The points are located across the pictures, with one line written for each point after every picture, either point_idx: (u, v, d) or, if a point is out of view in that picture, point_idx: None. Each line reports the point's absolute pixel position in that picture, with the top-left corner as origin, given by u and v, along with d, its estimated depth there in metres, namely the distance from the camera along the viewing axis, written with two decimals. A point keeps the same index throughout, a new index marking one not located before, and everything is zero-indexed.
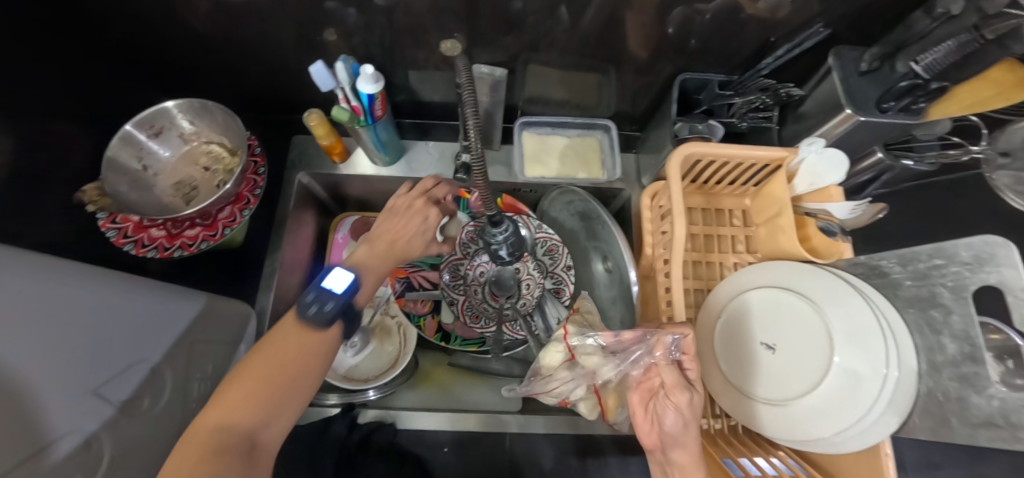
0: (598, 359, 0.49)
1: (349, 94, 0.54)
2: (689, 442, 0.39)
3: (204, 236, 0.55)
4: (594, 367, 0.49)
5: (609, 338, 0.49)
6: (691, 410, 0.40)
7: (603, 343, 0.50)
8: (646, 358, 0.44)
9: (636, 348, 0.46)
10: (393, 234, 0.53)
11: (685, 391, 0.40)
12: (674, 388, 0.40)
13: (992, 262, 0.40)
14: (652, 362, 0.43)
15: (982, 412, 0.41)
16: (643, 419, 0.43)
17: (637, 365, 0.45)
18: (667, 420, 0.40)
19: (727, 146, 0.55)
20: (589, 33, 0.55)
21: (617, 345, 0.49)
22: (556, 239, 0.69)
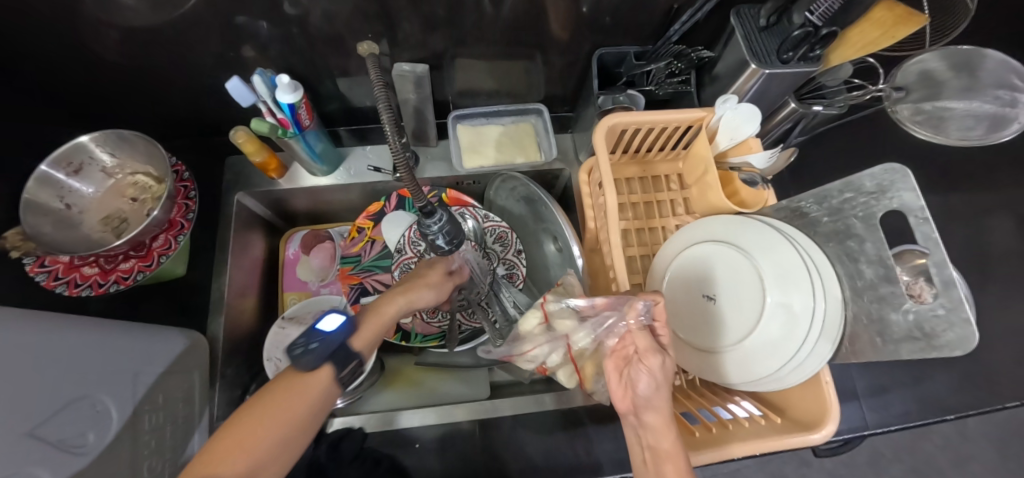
0: (572, 323, 0.48)
1: (271, 106, 0.54)
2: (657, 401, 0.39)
3: (140, 267, 0.54)
4: (568, 331, 0.48)
5: (584, 302, 0.48)
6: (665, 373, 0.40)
7: (578, 307, 0.48)
8: (619, 324, 0.44)
9: (609, 314, 0.45)
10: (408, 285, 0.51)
11: (657, 354, 0.40)
12: (646, 353, 0.40)
13: (893, 189, 0.43)
14: (625, 328, 0.43)
15: (900, 328, 0.43)
16: (617, 386, 0.42)
17: (610, 332, 0.44)
18: (641, 385, 0.39)
19: (647, 112, 0.56)
20: (505, 22, 0.56)
21: (592, 311, 0.48)
22: (504, 227, 0.70)
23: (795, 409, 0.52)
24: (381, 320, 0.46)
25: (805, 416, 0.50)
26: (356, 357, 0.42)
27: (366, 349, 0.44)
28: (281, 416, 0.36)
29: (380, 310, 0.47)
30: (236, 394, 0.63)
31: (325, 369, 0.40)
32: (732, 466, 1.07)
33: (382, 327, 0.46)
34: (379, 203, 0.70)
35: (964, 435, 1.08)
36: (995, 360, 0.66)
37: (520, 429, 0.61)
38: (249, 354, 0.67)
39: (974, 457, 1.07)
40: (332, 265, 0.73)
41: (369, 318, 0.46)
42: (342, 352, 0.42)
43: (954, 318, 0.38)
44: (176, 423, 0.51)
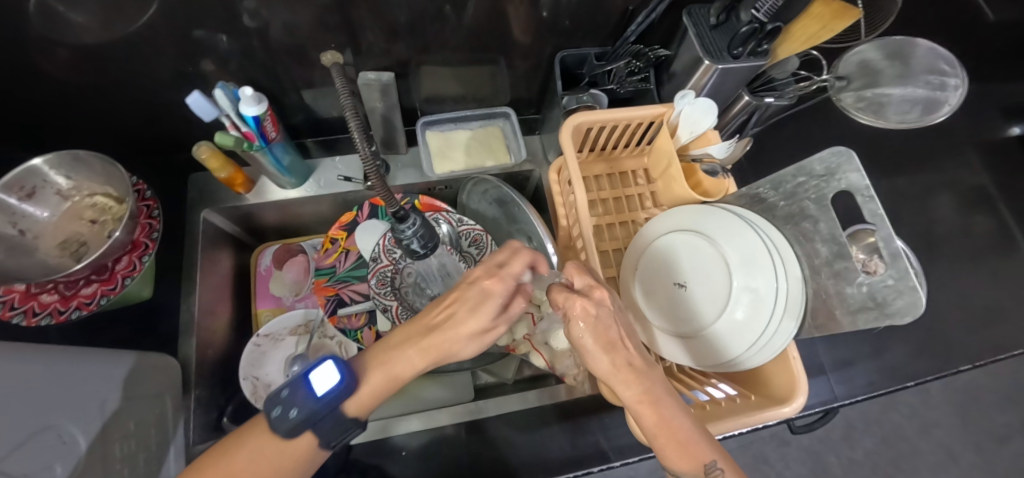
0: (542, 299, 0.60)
1: (235, 120, 0.53)
2: (601, 362, 0.40)
3: (102, 291, 0.52)
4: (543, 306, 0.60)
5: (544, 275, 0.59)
6: (598, 324, 0.42)
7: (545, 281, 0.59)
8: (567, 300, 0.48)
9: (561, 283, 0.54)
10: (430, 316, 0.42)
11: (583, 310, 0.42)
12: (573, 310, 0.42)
13: (841, 170, 0.46)
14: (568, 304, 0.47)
15: (856, 300, 0.46)
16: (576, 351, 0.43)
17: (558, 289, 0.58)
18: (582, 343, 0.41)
19: (611, 110, 0.58)
20: (468, 28, 0.57)
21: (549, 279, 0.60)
22: (479, 229, 0.69)
23: (768, 386, 0.54)
24: (390, 384, 0.42)
25: (777, 392, 0.52)
26: (348, 428, 0.40)
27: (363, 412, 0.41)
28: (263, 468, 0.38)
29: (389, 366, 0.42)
30: (213, 416, 0.61)
31: (307, 434, 0.39)
32: None
33: (386, 388, 0.41)
34: (352, 213, 0.70)
35: (928, 402, 1.14)
36: (946, 326, 0.71)
37: (505, 427, 0.62)
38: (223, 374, 0.65)
39: (938, 423, 1.13)
40: (306, 278, 0.72)
41: (374, 374, 0.41)
42: (334, 420, 0.39)
43: (903, 287, 0.41)
44: (150, 450, 0.50)
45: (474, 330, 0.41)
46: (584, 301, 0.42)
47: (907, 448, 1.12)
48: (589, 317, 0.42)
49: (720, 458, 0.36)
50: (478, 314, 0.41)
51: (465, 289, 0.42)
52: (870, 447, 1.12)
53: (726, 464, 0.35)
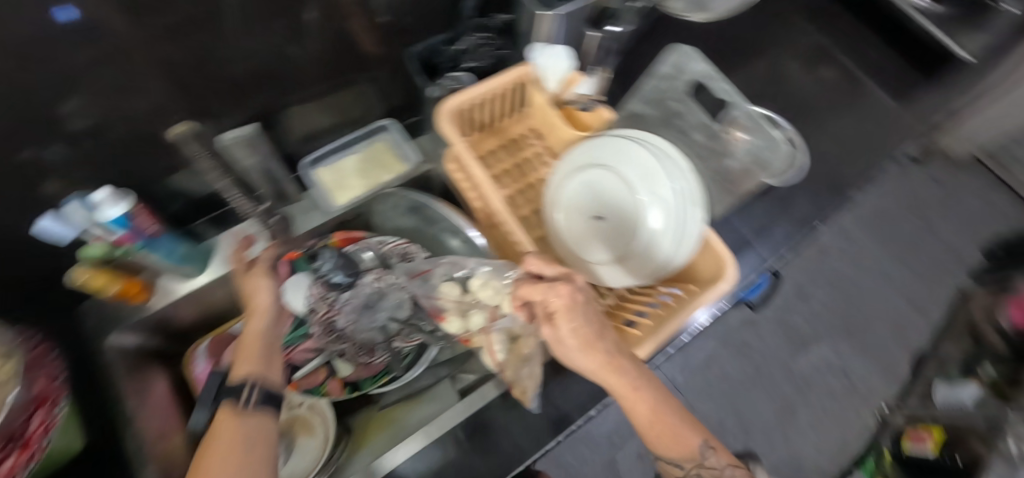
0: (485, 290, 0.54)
1: (102, 229, 0.50)
2: (590, 362, 0.42)
3: (19, 461, 0.45)
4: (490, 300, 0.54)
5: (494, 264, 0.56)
6: (581, 320, 0.43)
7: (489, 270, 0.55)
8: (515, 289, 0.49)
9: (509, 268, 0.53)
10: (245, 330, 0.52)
11: (573, 313, 0.43)
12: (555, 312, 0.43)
13: (684, 67, 0.56)
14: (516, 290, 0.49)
15: (737, 166, 0.54)
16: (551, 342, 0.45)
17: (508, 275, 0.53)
18: (568, 341, 0.42)
19: (476, 86, 0.59)
20: (316, 58, 0.56)
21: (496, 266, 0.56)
22: (404, 242, 0.68)
23: (701, 272, 0.59)
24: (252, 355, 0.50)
25: (710, 275, 0.57)
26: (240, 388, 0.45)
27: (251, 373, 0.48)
28: None
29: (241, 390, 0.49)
30: None
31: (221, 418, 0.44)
32: (698, 353, 1.21)
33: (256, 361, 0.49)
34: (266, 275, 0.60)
35: (857, 244, 1.35)
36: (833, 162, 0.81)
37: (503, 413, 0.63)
38: None
39: (870, 258, 1.34)
40: None
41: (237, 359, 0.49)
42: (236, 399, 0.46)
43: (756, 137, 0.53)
44: None
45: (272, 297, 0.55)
46: (570, 288, 0.43)
47: (842, 286, 1.31)
48: (573, 311, 0.43)
49: (707, 436, 0.43)
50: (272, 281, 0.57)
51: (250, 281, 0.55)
52: (824, 297, 1.29)
53: (709, 442, 0.42)
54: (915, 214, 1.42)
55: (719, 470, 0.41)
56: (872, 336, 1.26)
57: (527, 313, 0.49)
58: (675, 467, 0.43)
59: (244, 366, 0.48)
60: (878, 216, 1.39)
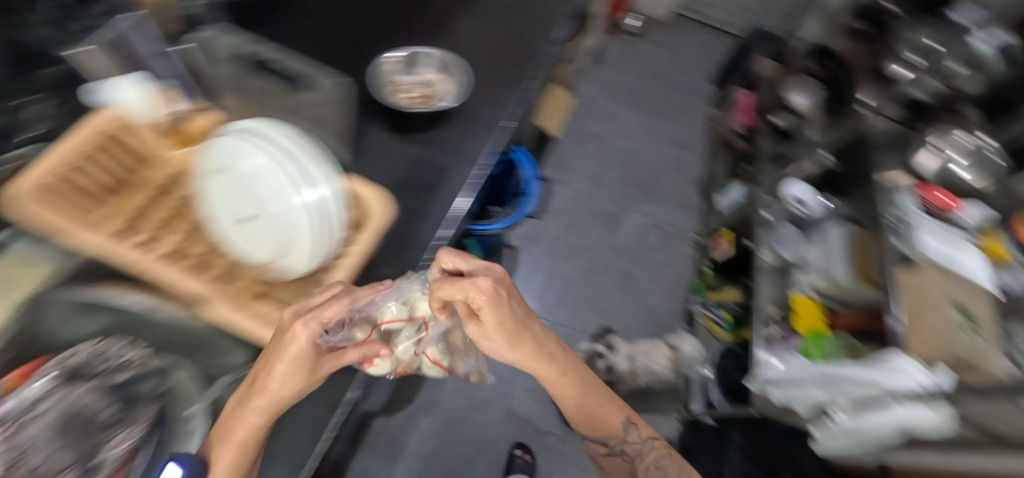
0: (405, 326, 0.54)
1: None
2: (521, 354, 0.53)
3: None
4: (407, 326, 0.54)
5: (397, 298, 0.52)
6: (498, 308, 0.49)
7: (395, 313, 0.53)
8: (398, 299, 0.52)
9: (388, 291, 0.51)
10: (238, 437, 0.42)
11: (507, 311, 0.50)
12: (482, 301, 0.48)
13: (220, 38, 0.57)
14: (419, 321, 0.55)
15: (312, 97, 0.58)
16: (498, 344, 0.52)
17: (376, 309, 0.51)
18: (489, 327, 0.50)
19: (51, 154, 0.42)
20: None
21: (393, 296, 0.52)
22: (87, 345, 0.47)
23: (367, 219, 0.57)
24: (236, 450, 0.43)
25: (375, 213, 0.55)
26: None
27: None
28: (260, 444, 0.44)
29: (229, 437, 0.42)
30: None
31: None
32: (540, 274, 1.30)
33: (240, 457, 0.43)
34: None
35: (618, 122, 1.54)
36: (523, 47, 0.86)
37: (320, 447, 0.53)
38: None
39: (630, 127, 1.55)
40: None
41: (220, 453, 0.42)
42: None
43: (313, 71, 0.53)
44: None
45: (293, 375, 0.42)
46: (484, 282, 0.48)
47: (623, 155, 1.50)
48: (493, 305, 0.48)
49: (630, 416, 0.65)
50: (296, 361, 0.41)
51: (283, 346, 0.41)
52: (614, 175, 1.46)
53: (633, 420, 0.65)
54: (647, 72, 1.67)
55: (637, 441, 0.64)
56: (661, 181, 1.48)
57: (446, 314, 0.52)
58: (618, 455, 0.65)
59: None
60: (622, 93, 1.60)
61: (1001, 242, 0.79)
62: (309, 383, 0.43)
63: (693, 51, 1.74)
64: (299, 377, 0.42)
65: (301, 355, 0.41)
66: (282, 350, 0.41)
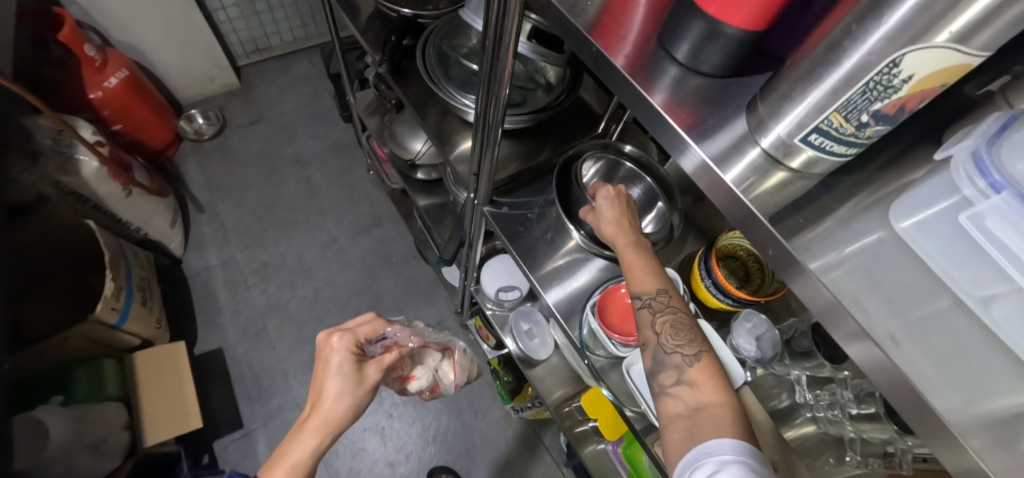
0: (426, 333, 0.72)
1: None
2: (631, 262, 0.50)
3: None
4: (427, 345, 0.72)
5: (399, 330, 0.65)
6: (623, 218, 0.55)
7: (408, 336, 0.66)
8: (387, 336, 0.62)
9: (390, 329, 0.63)
10: (283, 453, 0.52)
11: (614, 205, 0.56)
12: (609, 196, 0.57)
13: None
14: (392, 339, 0.63)
15: None
16: (626, 252, 0.51)
17: (383, 345, 0.62)
18: (603, 224, 0.55)
19: None
20: None
21: (405, 336, 0.65)
22: None
23: None
24: (283, 465, 0.52)
25: None
26: None
27: None
28: None
29: (284, 460, 0.52)
30: None
31: None
32: None
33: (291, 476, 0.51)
34: None
35: (295, 269, 1.22)
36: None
37: None
38: None
39: (311, 261, 1.23)
40: None
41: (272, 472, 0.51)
42: None
43: None
44: None
45: (342, 392, 0.54)
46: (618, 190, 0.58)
47: (325, 297, 1.19)
48: (620, 215, 0.55)
49: (701, 385, 0.39)
50: (338, 369, 0.55)
51: (325, 357, 0.56)
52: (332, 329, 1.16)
53: (709, 385, 0.39)
54: (272, 185, 1.32)
55: (690, 400, 0.38)
56: (385, 289, 1.22)
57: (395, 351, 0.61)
58: (642, 310, 0.46)
59: None
60: (264, 234, 1.25)
61: (702, 282, 0.60)
62: (359, 404, 0.56)
63: (295, 120, 1.42)
64: (346, 393, 0.54)
65: (342, 361, 0.55)
66: (331, 365, 0.55)
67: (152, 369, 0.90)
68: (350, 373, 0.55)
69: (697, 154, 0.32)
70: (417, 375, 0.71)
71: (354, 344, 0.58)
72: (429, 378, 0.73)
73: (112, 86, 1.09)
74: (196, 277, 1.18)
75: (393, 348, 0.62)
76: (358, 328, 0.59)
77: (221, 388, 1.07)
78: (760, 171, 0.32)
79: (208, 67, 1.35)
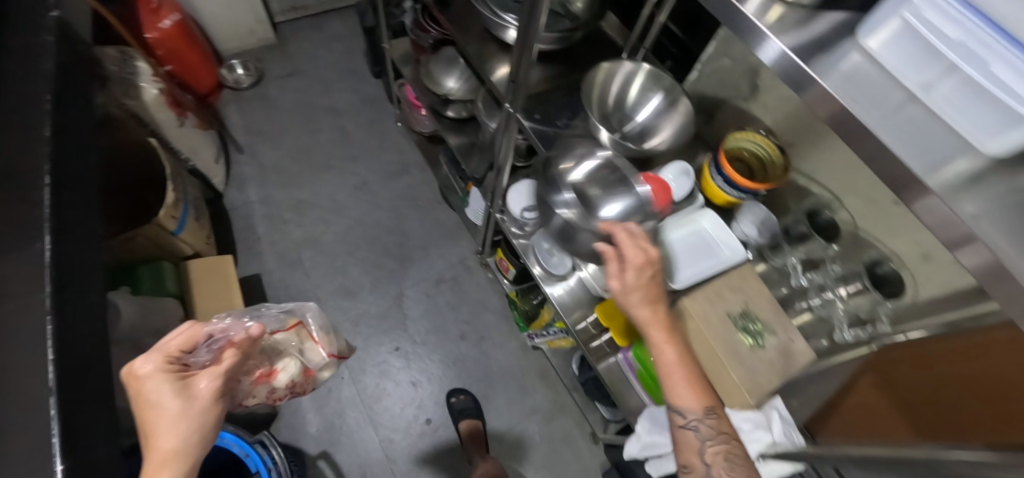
0: (226, 325, 0.64)
1: None
2: (663, 349, 0.56)
3: None
4: (227, 343, 0.59)
5: (219, 331, 0.60)
6: (649, 288, 0.57)
7: (229, 328, 0.62)
8: (214, 340, 0.58)
9: (209, 341, 0.58)
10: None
11: (638, 273, 0.57)
12: (636, 257, 0.57)
13: None
14: (217, 339, 0.58)
15: None
16: (655, 334, 0.57)
17: (213, 348, 0.57)
18: (631, 296, 0.57)
19: None
20: None
21: (215, 340, 0.58)
22: None
23: None
24: None
25: None
26: None
27: None
28: None
29: None
30: None
31: None
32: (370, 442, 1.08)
33: None
34: None
35: (327, 207, 1.30)
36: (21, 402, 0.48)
37: None
38: None
39: (342, 201, 1.31)
40: None
41: None
42: None
43: None
44: None
45: (184, 408, 0.43)
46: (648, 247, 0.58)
47: (356, 233, 1.27)
48: (648, 290, 0.57)
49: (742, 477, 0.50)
50: (164, 388, 0.43)
51: (140, 383, 0.44)
52: (361, 261, 1.24)
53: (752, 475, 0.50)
54: (307, 131, 1.40)
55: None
56: (411, 229, 1.30)
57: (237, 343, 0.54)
58: (687, 430, 0.54)
59: None
60: (299, 175, 1.34)
61: (712, 179, 0.68)
62: (205, 423, 0.44)
63: (327, 75, 1.50)
64: (178, 418, 0.42)
65: (161, 375, 0.44)
66: (146, 398, 0.43)
67: (203, 277, 0.99)
68: (193, 382, 0.45)
69: (773, 44, 0.38)
70: (275, 374, 0.68)
71: (172, 354, 0.48)
72: (293, 369, 0.69)
73: (165, 28, 1.17)
74: (237, 210, 1.27)
75: (224, 349, 0.54)
76: (165, 341, 0.50)
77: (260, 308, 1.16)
78: (764, 7, 0.43)
79: (250, 21, 1.44)
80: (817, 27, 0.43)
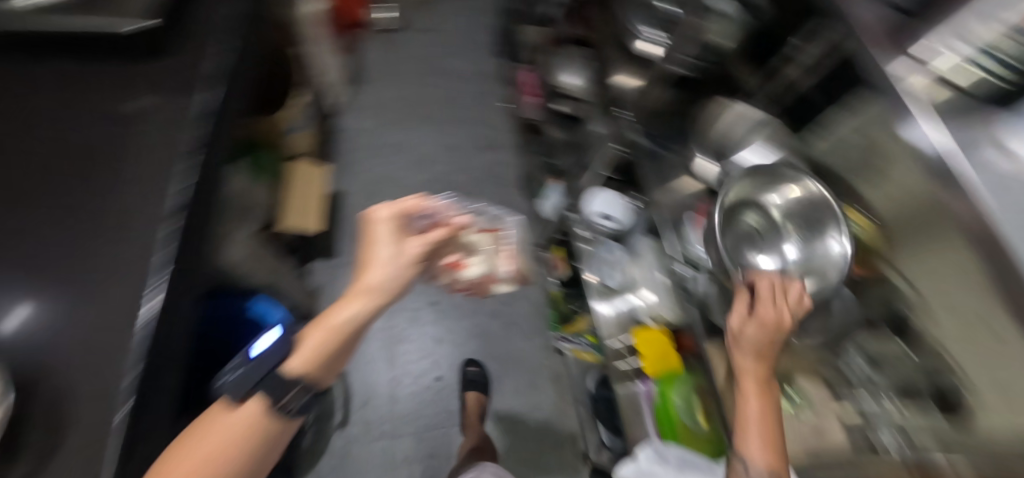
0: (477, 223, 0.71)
1: None
2: (753, 398, 0.60)
3: None
4: (479, 248, 0.70)
5: (434, 207, 0.61)
6: (767, 348, 0.62)
7: (443, 209, 0.63)
8: (432, 213, 0.61)
9: (431, 210, 0.61)
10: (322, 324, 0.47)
11: (764, 327, 0.62)
12: (776, 314, 0.62)
13: None
14: (434, 217, 0.61)
15: None
16: (750, 377, 0.62)
17: (426, 223, 0.60)
18: (749, 334, 0.63)
19: None
20: None
21: (434, 215, 0.61)
22: None
23: None
24: (331, 330, 0.46)
25: None
26: (292, 385, 0.43)
27: (306, 370, 0.45)
28: (312, 347, 0.46)
29: (327, 321, 0.47)
30: None
31: (246, 402, 0.42)
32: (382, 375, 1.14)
33: (332, 338, 0.47)
34: None
35: (415, 157, 1.39)
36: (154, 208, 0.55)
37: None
38: None
39: (429, 155, 1.40)
40: None
41: (312, 333, 0.46)
42: (276, 380, 0.43)
43: None
44: None
45: (391, 259, 0.51)
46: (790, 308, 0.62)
47: (432, 188, 1.35)
48: (765, 348, 0.62)
49: None
50: (388, 237, 0.53)
51: (375, 226, 0.54)
52: None
53: None
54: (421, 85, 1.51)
55: None
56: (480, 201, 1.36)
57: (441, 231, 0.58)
58: (737, 461, 0.59)
59: (297, 363, 0.45)
60: (402, 120, 1.44)
61: None
62: (404, 276, 0.52)
63: (456, 41, 1.60)
64: (391, 261, 0.51)
65: (384, 229, 0.54)
66: (373, 236, 0.54)
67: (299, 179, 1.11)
68: (412, 243, 0.55)
69: None
70: (462, 263, 0.68)
71: (398, 217, 0.56)
72: (484, 267, 0.70)
73: None
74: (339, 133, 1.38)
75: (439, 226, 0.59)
76: (404, 203, 0.57)
77: (331, 223, 1.26)
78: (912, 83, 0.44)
79: None
80: (986, 122, 0.41)
